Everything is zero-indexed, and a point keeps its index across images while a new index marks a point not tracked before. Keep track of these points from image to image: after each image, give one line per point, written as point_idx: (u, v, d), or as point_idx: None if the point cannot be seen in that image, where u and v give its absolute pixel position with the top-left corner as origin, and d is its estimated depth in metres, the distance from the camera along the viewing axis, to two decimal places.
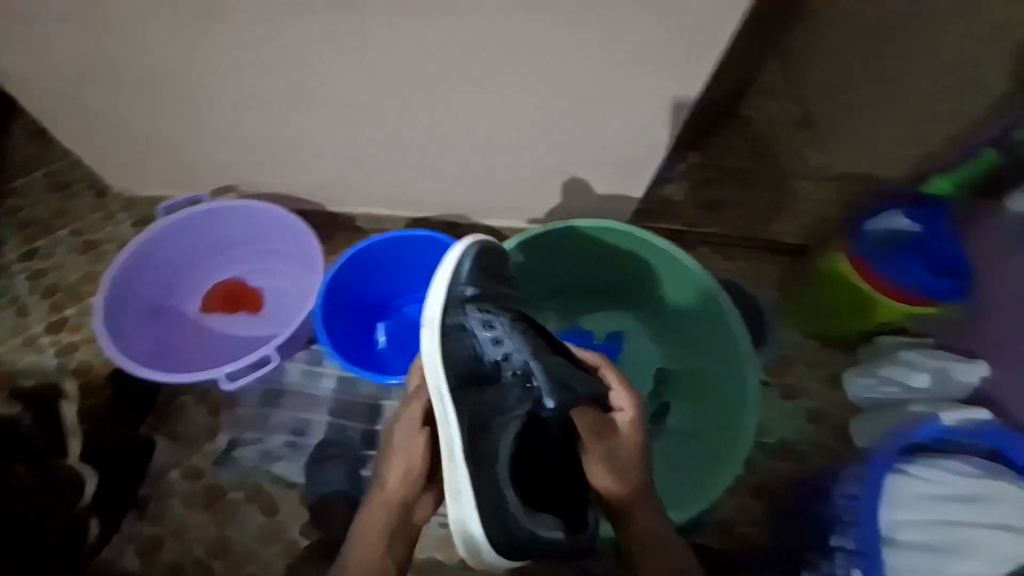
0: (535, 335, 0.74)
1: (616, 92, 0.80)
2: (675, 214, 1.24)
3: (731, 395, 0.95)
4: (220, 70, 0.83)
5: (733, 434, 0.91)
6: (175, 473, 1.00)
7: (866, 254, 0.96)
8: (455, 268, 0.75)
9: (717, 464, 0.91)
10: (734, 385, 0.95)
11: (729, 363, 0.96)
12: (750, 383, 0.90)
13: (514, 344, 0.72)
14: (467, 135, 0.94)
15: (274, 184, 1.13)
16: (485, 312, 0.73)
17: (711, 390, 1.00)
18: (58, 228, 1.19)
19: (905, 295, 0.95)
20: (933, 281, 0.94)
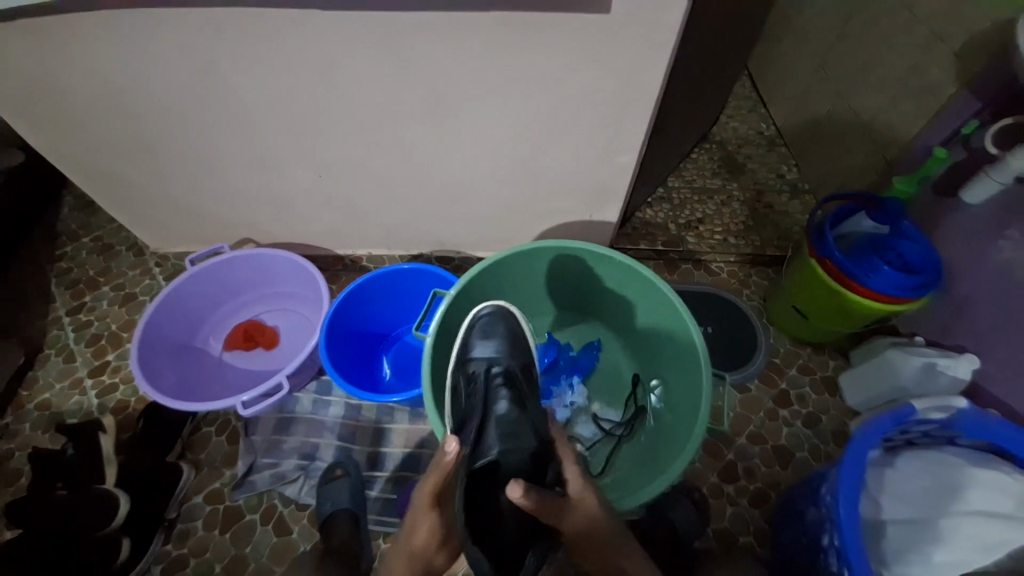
0: (514, 385, 0.78)
1: (585, 121, 0.88)
2: (654, 235, 1.34)
3: (689, 401, 0.84)
4: (224, 127, 0.91)
5: (687, 433, 0.80)
6: (199, 498, 0.95)
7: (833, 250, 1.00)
8: (469, 321, 0.86)
9: (667, 464, 0.80)
10: (694, 391, 0.83)
11: (690, 366, 0.85)
12: (703, 389, 0.79)
13: (494, 391, 0.76)
14: (459, 174, 1.00)
15: (275, 233, 1.20)
16: (484, 362, 0.81)
17: (673, 396, 0.90)
18: (104, 282, 1.24)
19: (873, 286, 0.96)
20: (901, 276, 0.94)
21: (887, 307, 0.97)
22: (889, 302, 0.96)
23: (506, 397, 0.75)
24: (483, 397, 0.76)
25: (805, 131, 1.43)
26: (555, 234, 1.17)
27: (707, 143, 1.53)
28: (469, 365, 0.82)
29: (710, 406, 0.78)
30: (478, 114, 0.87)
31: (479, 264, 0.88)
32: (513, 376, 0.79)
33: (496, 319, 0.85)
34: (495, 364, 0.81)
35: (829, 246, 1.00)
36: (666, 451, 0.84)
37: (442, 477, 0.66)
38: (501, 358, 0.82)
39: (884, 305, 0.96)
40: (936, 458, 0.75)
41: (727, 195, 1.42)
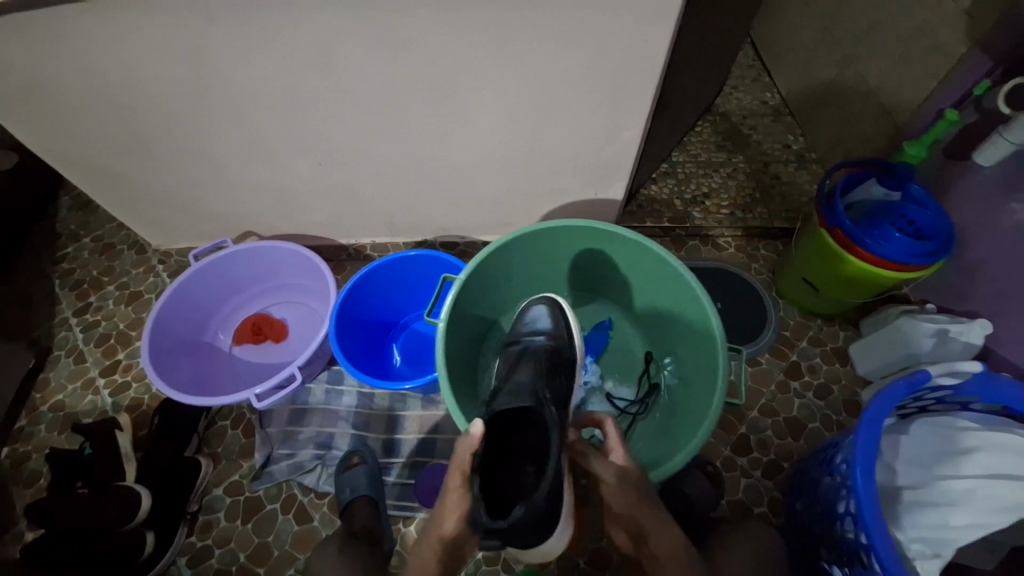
0: (541, 363, 0.78)
1: (587, 96, 0.85)
2: (660, 212, 1.32)
3: (705, 376, 0.84)
4: (218, 118, 0.89)
5: (705, 405, 0.80)
6: (220, 490, 0.97)
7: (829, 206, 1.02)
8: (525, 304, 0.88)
9: (687, 438, 0.80)
10: (710, 368, 0.83)
11: (704, 341, 0.85)
12: (720, 363, 0.79)
13: (523, 361, 0.80)
14: (460, 156, 0.98)
15: (277, 224, 1.18)
16: (530, 335, 0.84)
17: (688, 372, 0.90)
18: (108, 282, 1.24)
19: (860, 248, 0.96)
20: (891, 242, 0.93)
21: (882, 273, 0.96)
22: (880, 268, 0.95)
23: (532, 369, 0.78)
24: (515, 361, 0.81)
25: (812, 98, 1.39)
26: (560, 215, 1.15)
27: (711, 115, 1.50)
28: (522, 331, 0.85)
29: (726, 379, 0.78)
30: (478, 93, 0.84)
31: (488, 246, 0.87)
32: (546, 358, 0.79)
33: (555, 307, 0.84)
34: (531, 341, 0.83)
35: (841, 213, 0.98)
36: (684, 426, 0.83)
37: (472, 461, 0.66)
38: (540, 337, 0.83)
39: (876, 270, 0.96)
40: (953, 424, 0.75)
41: (732, 168, 1.40)
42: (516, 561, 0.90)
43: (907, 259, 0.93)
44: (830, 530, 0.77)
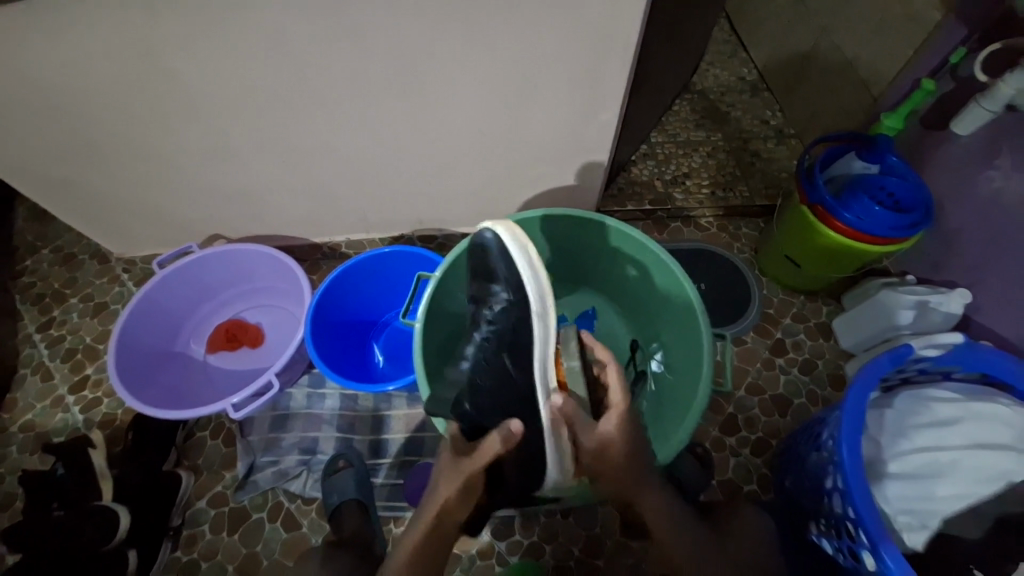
0: (494, 329, 0.73)
1: (560, 80, 0.82)
2: (641, 194, 1.31)
3: (690, 362, 0.83)
4: (173, 119, 0.84)
5: (692, 392, 0.79)
6: (203, 503, 0.94)
7: (812, 180, 1.00)
8: (484, 244, 0.75)
9: (676, 428, 0.80)
10: (694, 355, 0.82)
11: (687, 327, 0.84)
12: (704, 351, 0.78)
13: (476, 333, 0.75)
14: (432, 146, 0.94)
15: (246, 226, 1.13)
16: (487, 291, 0.75)
17: (673, 359, 0.89)
18: (71, 294, 1.18)
19: (843, 224, 0.95)
20: (875, 216, 0.93)
21: (863, 246, 0.96)
22: (863, 241, 0.95)
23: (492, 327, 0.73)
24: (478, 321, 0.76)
25: (789, 72, 1.38)
26: (539, 202, 1.12)
27: (688, 94, 1.47)
28: (484, 287, 0.76)
29: (711, 368, 0.77)
30: (446, 80, 0.80)
31: (463, 242, 0.84)
32: (508, 314, 0.72)
33: (503, 254, 0.72)
34: (486, 305, 0.75)
35: (819, 188, 0.98)
36: (673, 413, 0.83)
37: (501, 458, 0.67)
38: (497, 299, 0.74)
39: (858, 245, 0.96)
40: (933, 396, 0.75)
41: (711, 147, 1.39)
42: (510, 554, 0.90)
43: (889, 233, 0.93)
44: (819, 504, 0.78)
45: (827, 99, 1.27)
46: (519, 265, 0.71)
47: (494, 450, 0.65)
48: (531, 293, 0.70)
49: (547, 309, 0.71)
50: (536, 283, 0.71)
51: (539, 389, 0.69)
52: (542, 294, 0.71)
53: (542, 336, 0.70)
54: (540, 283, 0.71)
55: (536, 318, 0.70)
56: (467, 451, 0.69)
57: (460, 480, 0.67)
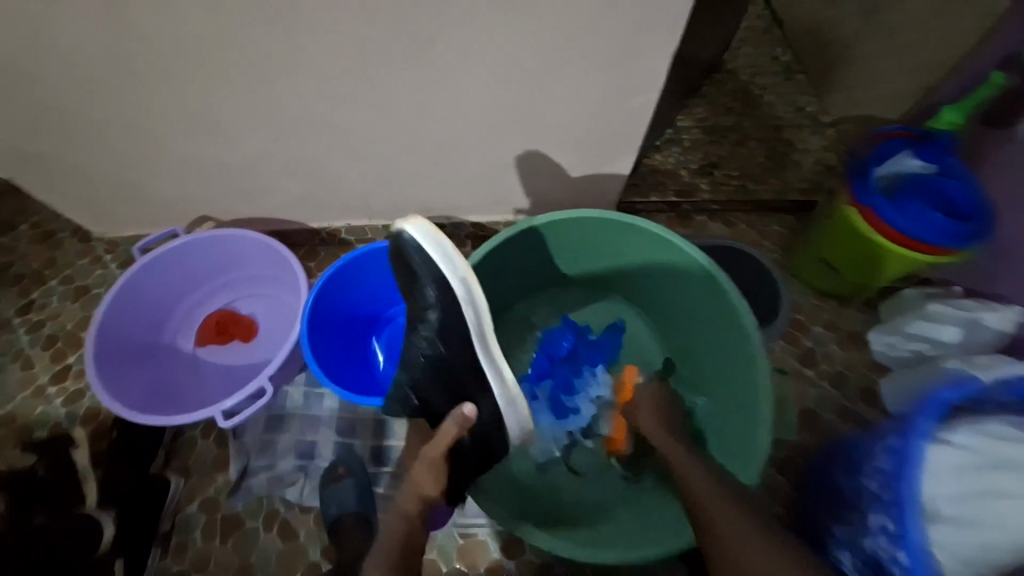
0: (431, 329, 0.67)
1: (592, 58, 0.72)
2: (665, 184, 1.20)
3: (738, 385, 0.77)
4: (152, 88, 0.74)
5: (750, 421, 0.74)
6: (193, 508, 0.87)
7: (862, 178, 0.91)
8: (399, 240, 0.66)
9: (736, 462, 0.74)
10: (745, 379, 0.76)
11: (733, 346, 0.78)
12: (761, 379, 0.72)
13: (417, 337, 0.69)
14: (444, 127, 0.85)
15: (238, 209, 1.04)
16: (418, 294, 0.67)
17: (714, 377, 0.83)
18: (51, 276, 1.09)
19: (890, 230, 0.87)
20: (929, 223, 0.85)
21: (911, 255, 0.88)
22: (911, 250, 0.88)
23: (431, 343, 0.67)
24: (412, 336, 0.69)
25: (830, 56, 1.26)
26: (560, 191, 1.03)
27: (718, 74, 1.35)
28: (412, 296, 0.68)
29: (771, 398, 0.71)
30: (463, 55, 0.71)
31: (489, 243, 0.77)
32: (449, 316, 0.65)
33: (420, 252, 0.65)
34: (418, 305, 0.67)
35: (871, 190, 0.88)
36: (725, 441, 0.78)
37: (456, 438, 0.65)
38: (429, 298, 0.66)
39: (906, 252, 0.88)
40: (995, 430, 0.69)
41: (742, 135, 1.28)
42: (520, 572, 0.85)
43: (942, 242, 0.85)
44: (854, 537, 0.74)
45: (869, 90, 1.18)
46: (435, 257, 0.64)
47: (449, 428, 0.64)
48: (452, 279, 0.64)
49: (471, 288, 0.64)
50: (453, 267, 0.64)
51: (486, 363, 0.65)
52: (464, 277, 0.64)
53: (476, 316, 0.64)
54: (457, 267, 0.64)
55: (463, 301, 0.64)
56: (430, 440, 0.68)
57: (424, 465, 0.65)
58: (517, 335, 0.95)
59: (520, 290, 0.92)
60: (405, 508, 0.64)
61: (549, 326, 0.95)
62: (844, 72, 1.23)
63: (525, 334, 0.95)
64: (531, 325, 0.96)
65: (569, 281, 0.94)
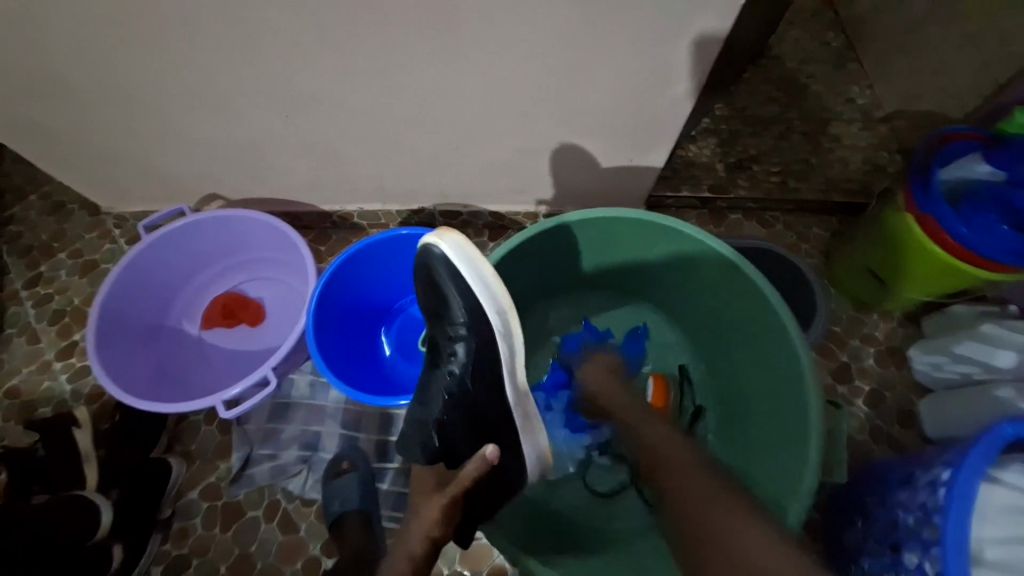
0: (460, 360, 0.65)
1: (633, 40, 0.65)
2: (699, 178, 1.12)
3: (784, 407, 0.69)
4: (152, 58, 0.69)
5: (794, 450, 0.66)
6: (195, 494, 0.87)
7: (922, 182, 0.82)
8: (430, 256, 0.65)
9: (776, 495, 0.67)
10: (791, 400, 0.68)
11: (776, 364, 0.71)
12: (810, 401, 0.64)
13: (442, 366, 0.66)
14: (465, 109, 0.78)
15: (247, 187, 1.00)
16: (445, 308, 0.65)
17: (756, 396, 0.76)
18: (59, 249, 1.07)
19: (952, 243, 0.79)
20: (998, 237, 0.76)
21: (971, 271, 0.80)
22: (973, 265, 0.80)
23: (459, 379, 0.65)
24: (438, 366, 0.67)
25: (892, 43, 1.15)
26: (587, 182, 0.96)
27: (762, 60, 1.24)
28: (435, 321, 0.67)
29: (821, 421, 0.63)
30: (488, 32, 0.63)
31: (512, 240, 0.71)
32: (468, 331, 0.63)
33: (450, 272, 0.63)
34: (447, 326, 0.65)
35: (935, 197, 0.80)
36: (767, 468, 0.71)
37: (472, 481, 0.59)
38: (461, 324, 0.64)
39: (967, 268, 0.80)
40: None
41: (785, 127, 1.18)
42: None
43: (1011, 258, 0.77)
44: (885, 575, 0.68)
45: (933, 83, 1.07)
46: (472, 284, 0.63)
47: (473, 467, 0.59)
48: (490, 310, 0.63)
49: (508, 322, 0.64)
50: (494, 299, 0.63)
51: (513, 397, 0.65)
52: (503, 311, 0.63)
53: (509, 350, 0.64)
54: (498, 299, 0.63)
55: (499, 333, 0.63)
56: (444, 479, 0.63)
57: (434, 508, 0.59)
58: (534, 335, 0.90)
59: (542, 290, 0.87)
60: (410, 550, 0.57)
61: (571, 330, 0.91)
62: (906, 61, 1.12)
63: (544, 334, 0.91)
64: (550, 325, 0.91)
65: (593, 282, 0.89)
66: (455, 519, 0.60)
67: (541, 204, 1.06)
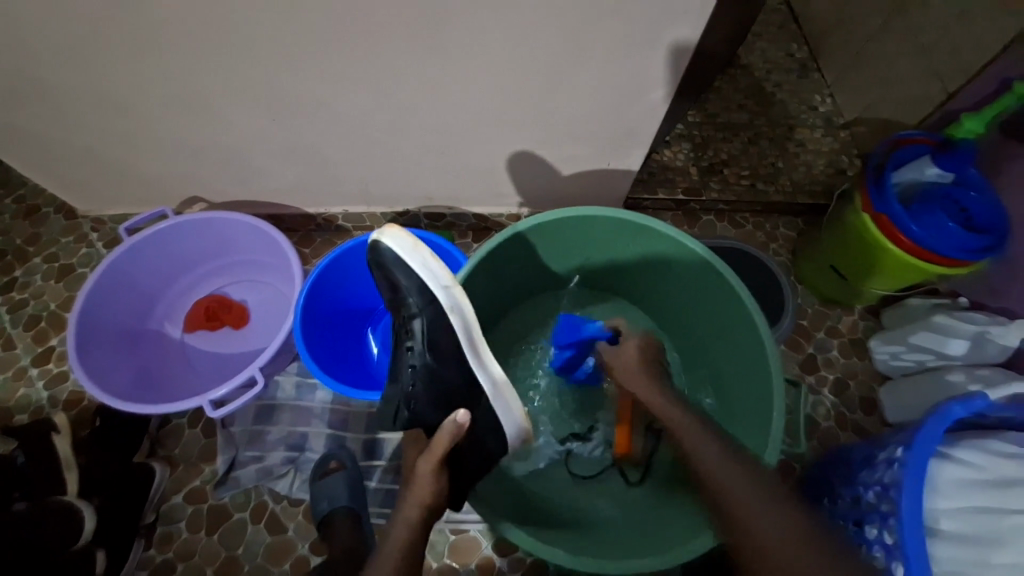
0: (418, 339, 0.65)
1: (608, 49, 0.69)
2: (673, 181, 1.17)
3: (753, 390, 0.74)
4: (137, 61, 0.69)
5: (758, 436, 0.70)
6: (179, 498, 0.87)
7: (878, 185, 0.88)
8: (376, 249, 0.67)
9: None
10: (759, 386, 0.72)
11: (746, 356, 0.75)
12: (775, 384, 0.68)
13: (405, 349, 0.67)
14: (449, 114, 0.81)
15: (231, 190, 1.00)
16: (402, 299, 0.66)
17: (728, 382, 0.80)
18: (34, 253, 1.05)
19: (906, 240, 0.85)
20: (947, 234, 0.83)
21: (926, 266, 0.86)
22: (926, 262, 0.86)
23: (420, 354, 0.65)
24: (400, 347, 0.68)
25: (850, 54, 1.23)
26: (567, 184, 1.00)
27: (731, 69, 1.31)
28: (393, 310, 0.69)
29: (783, 407, 0.67)
30: (472, 40, 0.66)
31: (492, 241, 0.74)
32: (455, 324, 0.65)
33: (399, 264, 0.65)
34: (403, 310, 0.67)
35: (889, 198, 0.86)
36: None
37: (448, 445, 0.62)
38: (413, 306, 0.65)
39: (921, 264, 0.86)
40: (998, 447, 0.68)
41: (754, 133, 1.24)
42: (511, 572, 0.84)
43: (960, 254, 0.82)
44: None
45: (886, 93, 1.15)
46: (417, 269, 0.65)
47: (445, 433, 0.61)
48: (435, 288, 0.64)
49: (456, 297, 0.65)
50: (437, 277, 0.64)
51: (478, 368, 0.65)
52: (447, 286, 0.64)
53: (464, 324, 0.64)
54: (440, 275, 0.65)
55: (449, 309, 0.64)
56: (423, 451, 0.65)
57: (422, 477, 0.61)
58: (519, 332, 0.93)
59: (524, 289, 0.90)
60: (409, 517, 0.60)
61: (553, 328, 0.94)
62: (863, 72, 1.20)
63: (528, 332, 0.93)
64: (535, 322, 0.93)
65: (575, 281, 0.92)
66: (442, 482, 0.62)
67: (523, 206, 1.09)
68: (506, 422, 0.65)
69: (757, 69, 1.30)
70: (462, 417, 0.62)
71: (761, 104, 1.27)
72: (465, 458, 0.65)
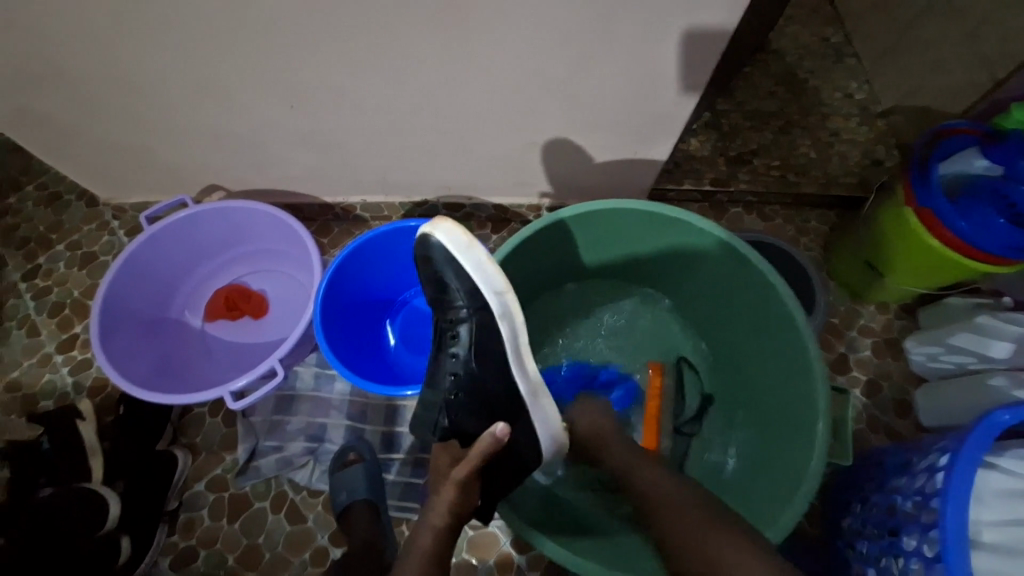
0: (465, 344, 0.66)
1: (641, 35, 0.65)
2: (701, 172, 1.12)
3: (792, 398, 0.71)
4: (156, 48, 0.68)
5: (800, 443, 0.68)
6: (201, 485, 0.87)
7: (921, 177, 0.83)
8: (426, 246, 0.66)
9: (782, 486, 0.68)
10: (798, 388, 0.70)
11: (784, 358, 0.72)
12: (819, 389, 0.65)
13: (446, 352, 0.68)
14: (472, 102, 0.78)
15: (250, 179, 0.99)
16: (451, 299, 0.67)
17: (763, 387, 0.78)
18: (58, 241, 1.05)
19: (949, 237, 0.80)
20: (995, 230, 0.78)
21: (969, 262, 0.82)
22: (969, 258, 0.81)
23: (463, 361, 0.66)
24: (442, 350, 0.69)
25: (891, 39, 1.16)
26: (591, 174, 0.97)
27: (762, 54, 1.25)
28: (441, 307, 0.68)
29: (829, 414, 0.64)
30: (498, 26, 0.63)
31: (521, 234, 0.72)
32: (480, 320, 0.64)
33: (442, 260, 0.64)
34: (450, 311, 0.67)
35: (934, 192, 0.81)
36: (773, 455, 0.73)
37: (484, 455, 0.60)
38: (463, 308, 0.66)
39: (964, 260, 0.82)
40: None
41: (786, 122, 1.19)
42: (529, 568, 0.83)
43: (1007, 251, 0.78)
44: (883, 557, 0.70)
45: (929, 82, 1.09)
46: (469, 270, 0.64)
47: (483, 445, 0.60)
48: (487, 293, 0.64)
49: (507, 303, 0.64)
50: (490, 282, 0.64)
51: (518, 375, 0.65)
52: (501, 292, 0.64)
53: (510, 331, 0.64)
54: (494, 281, 0.64)
55: (500, 315, 0.64)
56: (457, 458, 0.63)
57: (451, 485, 0.60)
58: (541, 327, 0.91)
59: (548, 282, 0.88)
60: (434, 524, 0.58)
61: (576, 322, 0.92)
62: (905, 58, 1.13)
63: (550, 326, 0.91)
64: (557, 317, 0.92)
65: (600, 274, 0.89)
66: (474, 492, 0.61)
67: (544, 197, 1.06)
68: (543, 432, 0.65)
69: (789, 54, 1.24)
70: (500, 430, 0.60)
71: (793, 92, 1.22)
72: (496, 457, 0.63)
